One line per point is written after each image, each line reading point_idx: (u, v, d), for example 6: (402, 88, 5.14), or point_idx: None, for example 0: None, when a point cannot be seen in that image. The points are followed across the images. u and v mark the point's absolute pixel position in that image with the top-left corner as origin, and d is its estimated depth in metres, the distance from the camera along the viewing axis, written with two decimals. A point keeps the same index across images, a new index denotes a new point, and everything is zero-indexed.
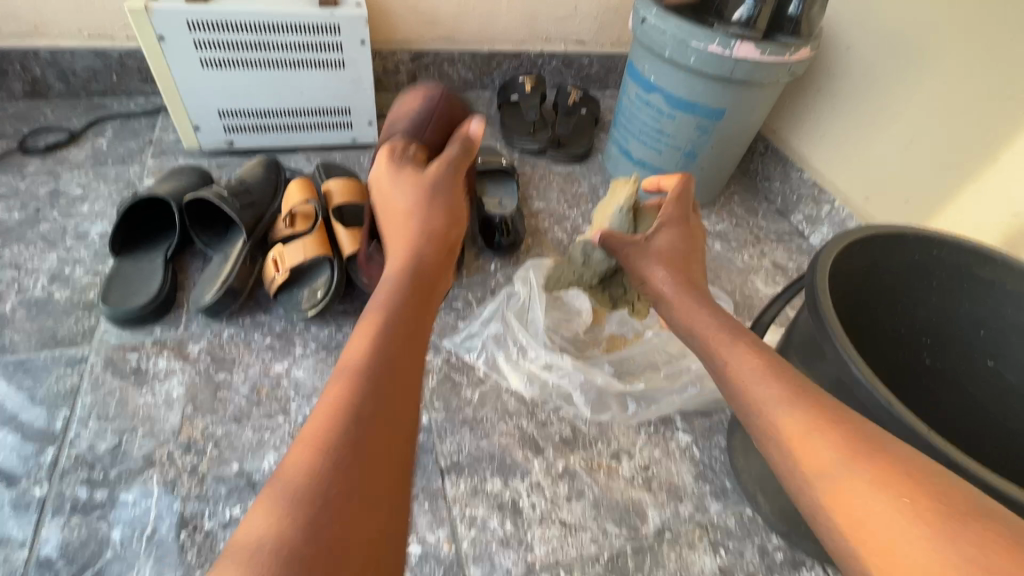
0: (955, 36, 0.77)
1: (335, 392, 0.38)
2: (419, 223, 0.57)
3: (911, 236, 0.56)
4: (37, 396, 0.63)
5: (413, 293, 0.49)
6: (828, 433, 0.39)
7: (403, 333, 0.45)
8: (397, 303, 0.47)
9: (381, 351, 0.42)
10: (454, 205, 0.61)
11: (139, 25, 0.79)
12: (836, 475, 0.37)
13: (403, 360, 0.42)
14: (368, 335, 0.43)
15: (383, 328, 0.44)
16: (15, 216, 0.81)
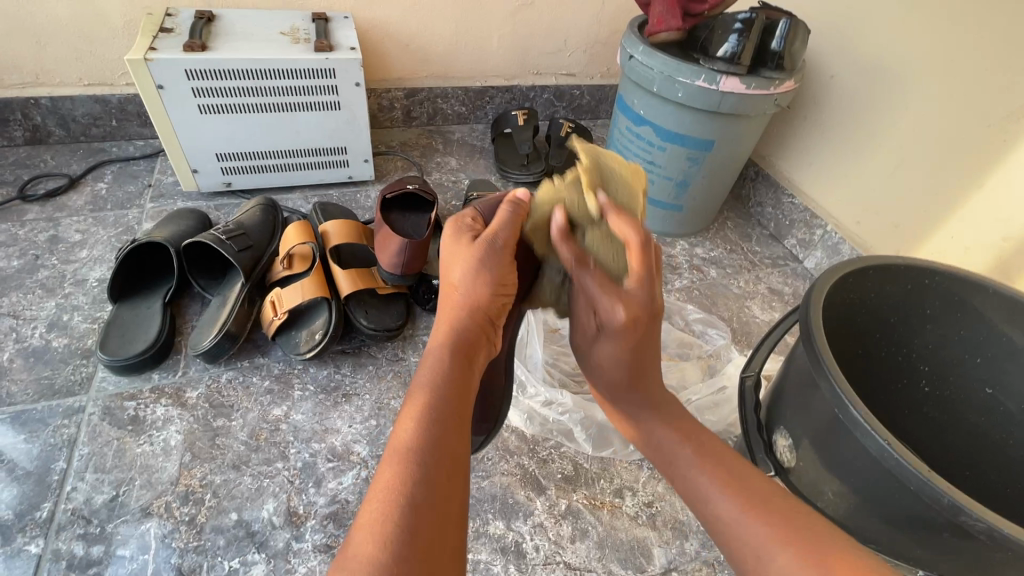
0: (933, 67, 0.80)
1: (385, 476, 0.35)
2: (474, 293, 0.48)
3: (902, 266, 0.57)
4: (34, 448, 0.62)
5: (464, 361, 0.44)
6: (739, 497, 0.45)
7: (454, 412, 0.40)
8: (448, 374, 0.42)
9: (434, 430, 0.38)
10: (511, 278, 0.51)
11: (138, 75, 0.81)
12: (757, 540, 0.41)
13: (456, 438, 0.39)
14: (423, 411, 0.39)
15: (435, 407, 0.39)
16: (14, 264, 0.82)
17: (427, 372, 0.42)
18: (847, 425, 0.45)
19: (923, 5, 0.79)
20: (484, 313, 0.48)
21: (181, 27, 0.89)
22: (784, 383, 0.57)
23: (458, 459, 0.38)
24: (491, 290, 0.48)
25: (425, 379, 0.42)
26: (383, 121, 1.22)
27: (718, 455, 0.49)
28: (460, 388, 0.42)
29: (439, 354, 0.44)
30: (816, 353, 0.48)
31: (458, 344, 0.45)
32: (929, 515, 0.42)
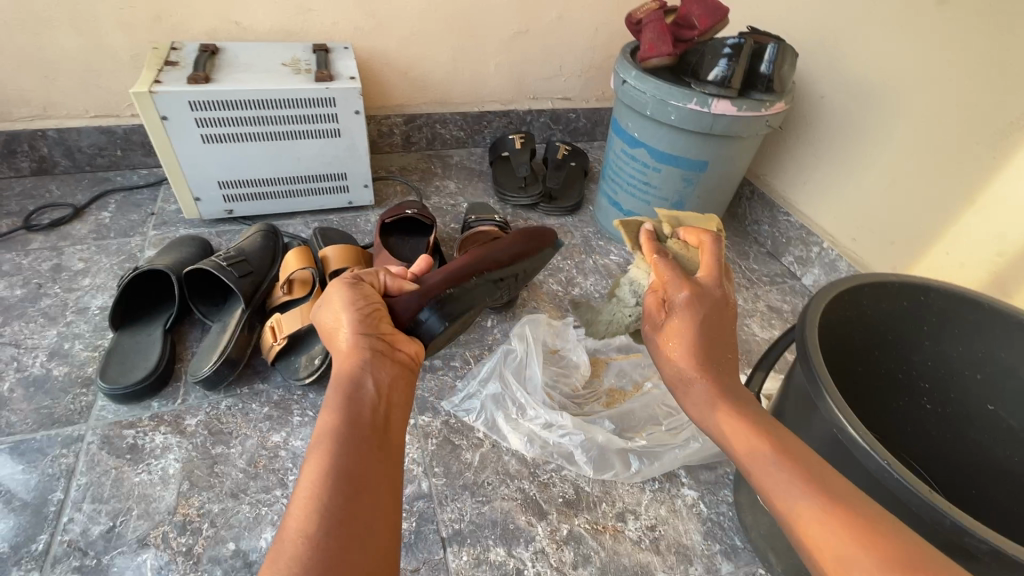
0: (922, 87, 0.81)
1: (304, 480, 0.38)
2: (351, 328, 0.50)
3: (897, 284, 0.57)
4: (31, 478, 0.62)
5: (364, 381, 0.46)
6: (795, 476, 0.41)
7: (354, 427, 0.42)
8: (344, 406, 0.43)
9: (339, 441, 0.40)
10: (376, 299, 0.54)
11: (142, 106, 0.82)
12: (807, 520, 0.39)
13: (362, 456, 0.40)
14: (322, 440, 0.40)
15: (338, 434, 0.41)
16: (17, 293, 0.83)
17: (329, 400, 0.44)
18: (846, 444, 0.45)
19: (909, 28, 0.81)
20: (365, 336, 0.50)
21: (185, 60, 0.91)
22: (783, 403, 0.57)
23: (369, 477, 0.39)
24: (356, 320, 0.50)
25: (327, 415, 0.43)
26: (383, 147, 1.24)
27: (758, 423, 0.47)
28: (358, 413, 0.43)
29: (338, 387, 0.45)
30: (812, 372, 0.47)
31: (348, 372, 0.47)
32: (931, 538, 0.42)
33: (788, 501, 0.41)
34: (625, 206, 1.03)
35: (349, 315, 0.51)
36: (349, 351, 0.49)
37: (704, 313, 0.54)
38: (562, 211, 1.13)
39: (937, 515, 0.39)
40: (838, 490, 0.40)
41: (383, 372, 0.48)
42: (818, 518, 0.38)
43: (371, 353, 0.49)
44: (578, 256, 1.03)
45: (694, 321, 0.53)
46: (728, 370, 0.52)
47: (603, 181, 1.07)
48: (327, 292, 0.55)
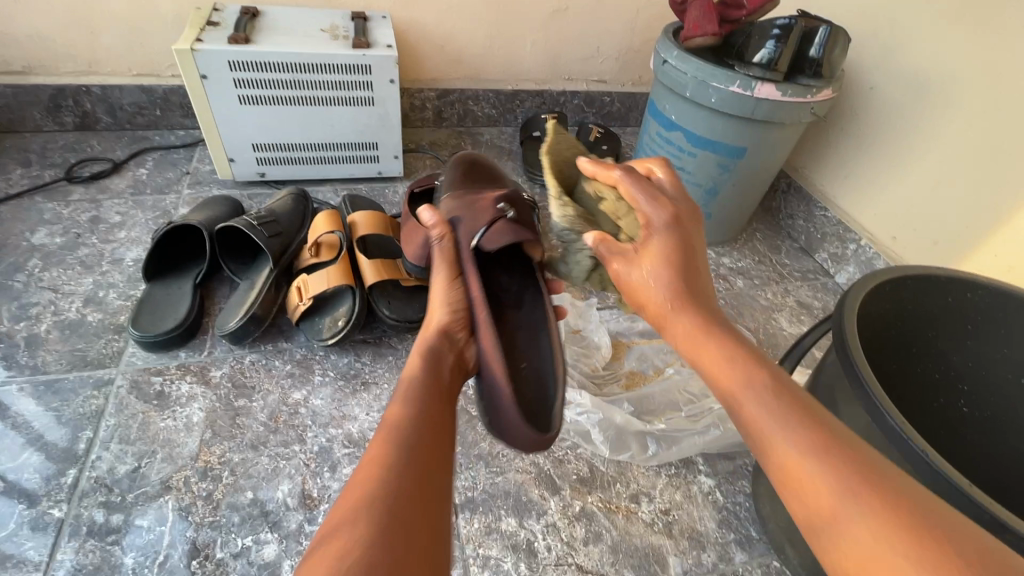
0: (980, 79, 0.77)
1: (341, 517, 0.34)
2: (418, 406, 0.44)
3: (943, 280, 0.55)
4: (63, 416, 0.64)
5: (433, 390, 0.46)
6: (800, 434, 0.38)
7: (428, 446, 0.40)
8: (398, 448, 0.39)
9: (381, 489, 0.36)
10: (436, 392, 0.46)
11: (184, 63, 0.84)
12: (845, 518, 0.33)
13: (425, 469, 0.38)
14: (391, 444, 0.39)
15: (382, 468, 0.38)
16: (57, 241, 0.85)
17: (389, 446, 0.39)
18: (883, 435, 0.43)
19: (973, 15, 0.77)
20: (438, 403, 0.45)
21: (227, 21, 0.92)
22: (813, 393, 0.55)
23: (431, 491, 0.37)
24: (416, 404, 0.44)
25: (392, 416, 0.42)
26: (414, 121, 1.24)
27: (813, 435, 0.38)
28: (434, 425, 0.42)
29: (405, 395, 0.44)
30: (848, 360, 0.46)
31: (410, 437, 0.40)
32: None
33: (822, 488, 0.35)
34: None
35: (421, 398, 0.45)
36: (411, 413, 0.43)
37: (676, 254, 0.52)
38: None
39: (975, 510, 0.38)
40: (837, 434, 0.38)
41: (443, 381, 0.48)
42: (860, 511, 0.33)
43: (427, 364, 0.48)
44: None
45: (661, 270, 0.51)
46: (692, 273, 0.52)
47: None
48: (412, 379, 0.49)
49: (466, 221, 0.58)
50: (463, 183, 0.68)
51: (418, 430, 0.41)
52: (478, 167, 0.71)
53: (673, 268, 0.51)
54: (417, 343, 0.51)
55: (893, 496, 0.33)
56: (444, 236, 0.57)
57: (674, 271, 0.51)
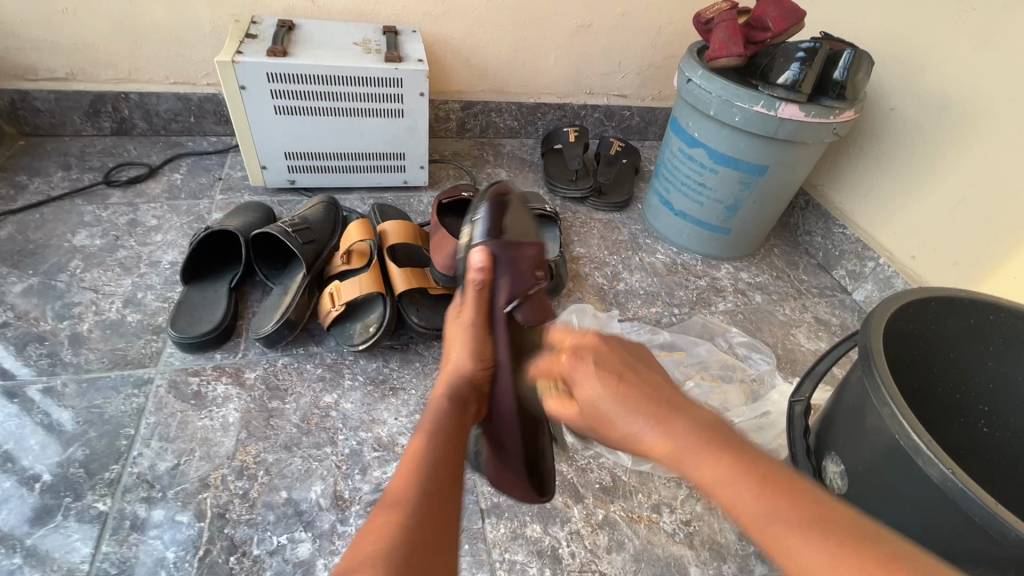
0: (1002, 103, 0.78)
1: (381, 524, 0.37)
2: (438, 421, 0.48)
3: (965, 301, 0.56)
4: (106, 413, 0.66)
5: (455, 434, 0.48)
6: (728, 461, 0.36)
7: (445, 486, 0.42)
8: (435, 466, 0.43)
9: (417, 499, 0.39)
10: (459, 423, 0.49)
11: (224, 75, 0.87)
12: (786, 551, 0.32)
13: (437, 506, 0.40)
14: (413, 482, 0.41)
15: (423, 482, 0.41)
16: (97, 242, 0.88)
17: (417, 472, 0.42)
18: (908, 451, 0.44)
19: (996, 41, 0.79)
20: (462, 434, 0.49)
21: (264, 34, 0.95)
22: (836, 410, 0.56)
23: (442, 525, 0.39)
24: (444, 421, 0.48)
25: (415, 451, 0.44)
26: (438, 131, 1.26)
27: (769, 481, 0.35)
28: (449, 462, 0.44)
29: (427, 432, 0.46)
30: (874, 378, 0.47)
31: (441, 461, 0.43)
32: (991, 550, 0.41)
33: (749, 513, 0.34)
34: (677, 206, 1.02)
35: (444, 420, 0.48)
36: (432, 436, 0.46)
37: (593, 355, 0.47)
38: (611, 207, 1.13)
39: (1003, 529, 0.39)
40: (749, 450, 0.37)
41: (464, 423, 0.50)
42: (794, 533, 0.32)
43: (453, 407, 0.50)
44: (624, 252, 1.04)
45: (588, 382, 0.46)
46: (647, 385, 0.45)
47: (656, 180, 1.07)
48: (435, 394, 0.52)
49: (510, 279, 0.57)
50: (497, 226, 0.60)
51: (438, 468, 0.43)
52: (512, 207, 0.64)
53: (608, 373, 0.46)
54: (441, 387, 0.53)
55: (820, 517, 0.32)
56: (484, 284, 0.57)
57: (628, 405, 0.43)
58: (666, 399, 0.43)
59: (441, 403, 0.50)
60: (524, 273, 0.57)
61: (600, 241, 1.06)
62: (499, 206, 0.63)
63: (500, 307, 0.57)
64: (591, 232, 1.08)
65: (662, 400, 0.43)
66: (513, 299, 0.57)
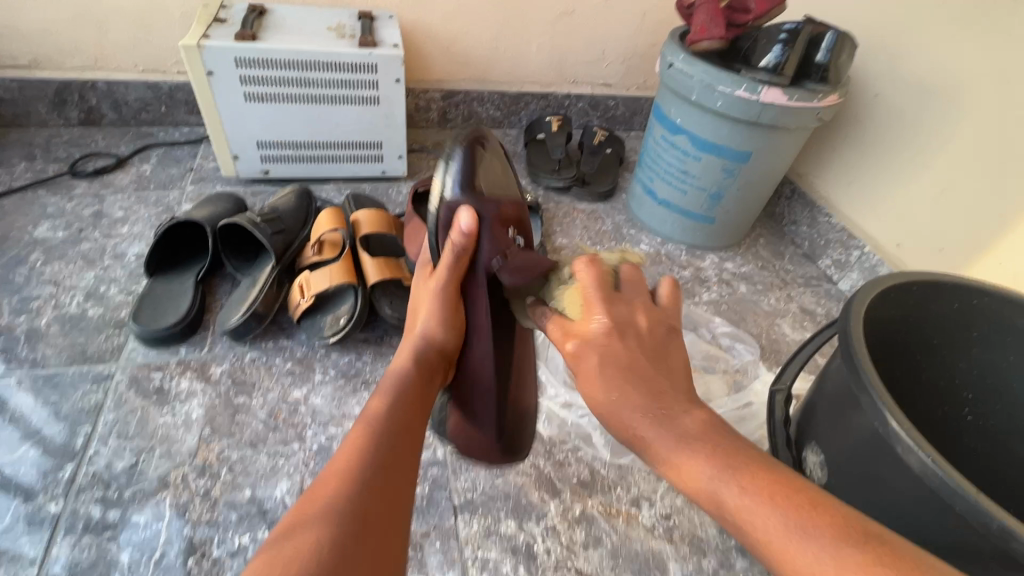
0: (987, 86, 0.77)
1: (330, 485, 0.38)
2: (397, 386, 0.48)
3: (949, 285, 0.54)
4: (61, 411, 0.64)
5: (414, 403, 0.47)
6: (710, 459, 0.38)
7: (402, 436, 0.43)
8: (392, 435, 0.43)
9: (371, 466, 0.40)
10: (423, 395, 0.49)
11: (190, 60, 0.84)
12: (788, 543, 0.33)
13: (397, 474, 0.40)
14: (361, 452, 0.40)
15: (381, 443, 0.42)
16: (60, 235, 0.85)
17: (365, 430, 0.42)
18: (887, 438, 0.43)
19: (981, 23, 0.77)
20: (423, 402, 0.49)
21: (234, 19, 0.92)
22: (816, 400, 0.55)
23: (400, 492, 0.40)
24: (401, 389, 0.48)
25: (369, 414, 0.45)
26: (419, 121, 1.24)
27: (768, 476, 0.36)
28: (411, 429, 0.45)
29: (386, 397, 0.47)
30: (853, 363, 0.45)
31: (393, 429, 0.43)
32: (973, 540, 0.40)
33: (728, 502, 0.36)
34: (660, 195, 1.00)
35: (398, 388, 0.48)
36: (393, 408, 0.45)
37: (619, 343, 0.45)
38: (594, 197, 1.11)
39: (983, 517, 0.37)
40: (737, 445, 0.39)
41: (427, 386, 0.51)
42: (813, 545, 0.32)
43: (415, 373, 0.50)
44: (607, 242, 1.02)
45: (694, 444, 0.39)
46: (649, 373, 0.44)
47: (640, 168, 1.05)
48: (399, 360, 0.52)
49: (491, 240, 0.53)
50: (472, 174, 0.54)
51: (396, 431, 0.43)
52: (487, 158, 0.57)
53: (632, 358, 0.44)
54: (404, 352, 0.53)
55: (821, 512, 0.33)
56: (465, 252, 0.53)
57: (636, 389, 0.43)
58: (664, 393, 0.43)
59: (402, 371, 0.50)
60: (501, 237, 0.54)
61: (583, 231, 1.04)
62: (471, 157, 0.55)
63: (481, 265, 0.54)
64: (574, 223, 1.06)
65: (663, 397, 0.43)
66: (494, 259, 0.53)
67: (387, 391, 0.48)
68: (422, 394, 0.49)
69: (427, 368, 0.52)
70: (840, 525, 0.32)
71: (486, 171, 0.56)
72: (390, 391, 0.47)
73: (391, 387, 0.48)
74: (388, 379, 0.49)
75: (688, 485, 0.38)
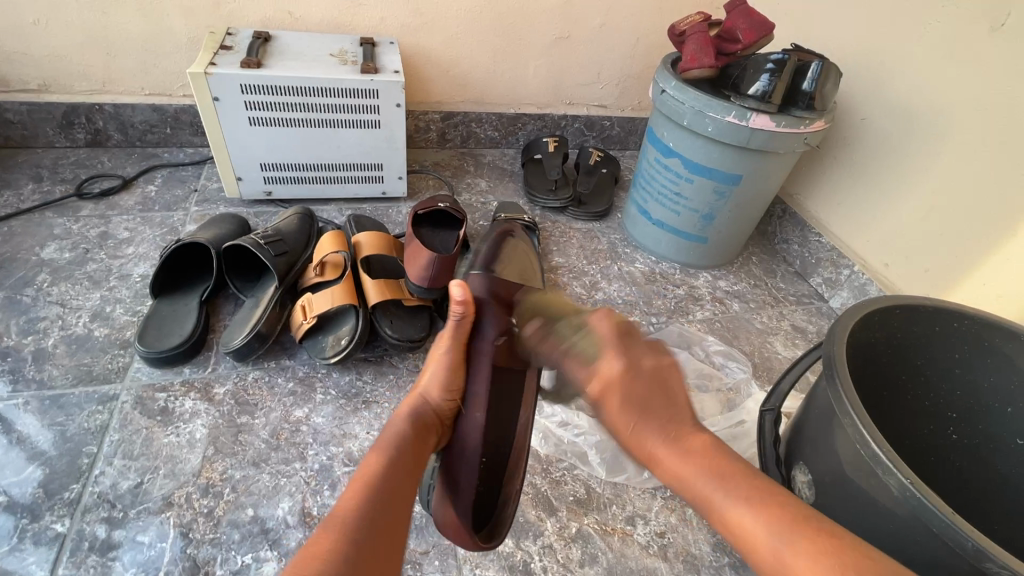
0: (967, 114, 0.80)
1: (322, 542, 0.39)
2: (394, 441, 0.49)
3: (930, 309, 0.56)
4: (67, 431, 0.65)
5: (410, 464, 0.48)
6: (716, 475, 0.43)
7: (395, 499, 0.44)
8: (383, 497, 0.44)
9: (362, 529, 0.40)
10: (416, 455, 0.50)
11: (197, 86, 0.86)
12: (765, 542, 0.39)
13: (384, 540, 0.41)
14: (354, 510, 0.42)
15: (372, 503, 0.43)
16: (66, 256, 0.87)
17: (361, 487, 0.43)
18: (869, 461, 0.44)
19: (960, 54, 0.80)
20: (416, 463, 0.49)
21: (239, 46, 0.95)
22: (804, 421, 0.57)
23: (385, 558, 0.40)
24: (397, 446, 0.49)
25: (367, 469, 0.46)
26: (419, 142, 1.26)
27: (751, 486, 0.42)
28: (404, 492, 0.46)
29: (383, 454, 0.47)
30: (836, 387, 0.47)
31: (384, 490, 0.44)
32: (952, 560, 0.41)
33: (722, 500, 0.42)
34: (654, 215, 1.03)
35: (396, 444, 0.49)
36: (387, 465, 0.46)
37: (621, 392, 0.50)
38: (590, 216, 1.13)
39: (960, 538, 0.39)
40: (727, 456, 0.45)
41: (422, 447, 0.51)
42: (785, 541, 0.38)
43: (411, 431, 0.51)
44: (602, 261, 1.04)
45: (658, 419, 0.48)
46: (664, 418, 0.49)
47: (634, 189, 1.07)
48: (398, 414, 0.53)
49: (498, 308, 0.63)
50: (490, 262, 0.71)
51: (389, 492, 0.44)
52: (510, 251, 0.74)
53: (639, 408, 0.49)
54: (404, 408, 0.54)
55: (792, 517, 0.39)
56: (465, 319, 0.58)
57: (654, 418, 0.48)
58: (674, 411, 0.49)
59: (400, 427, 0.51)
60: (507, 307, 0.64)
61: (579, 250, 1.06)
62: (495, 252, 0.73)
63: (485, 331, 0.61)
64: (570, 242, 1.08)
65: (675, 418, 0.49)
66: (504, 331, 0.61)
67: (383, 445, 0.48)
68: (416, 454, 0.50)
69: (422, 426, 0.53)
70: (807, 531, 0.38)
71: (509, 253, 0.73)
72: (388, 446, 0.48)
73: (387, 442, 0.49)
74: (385, 433, 0.50)
75: (700, 496, 0.44)
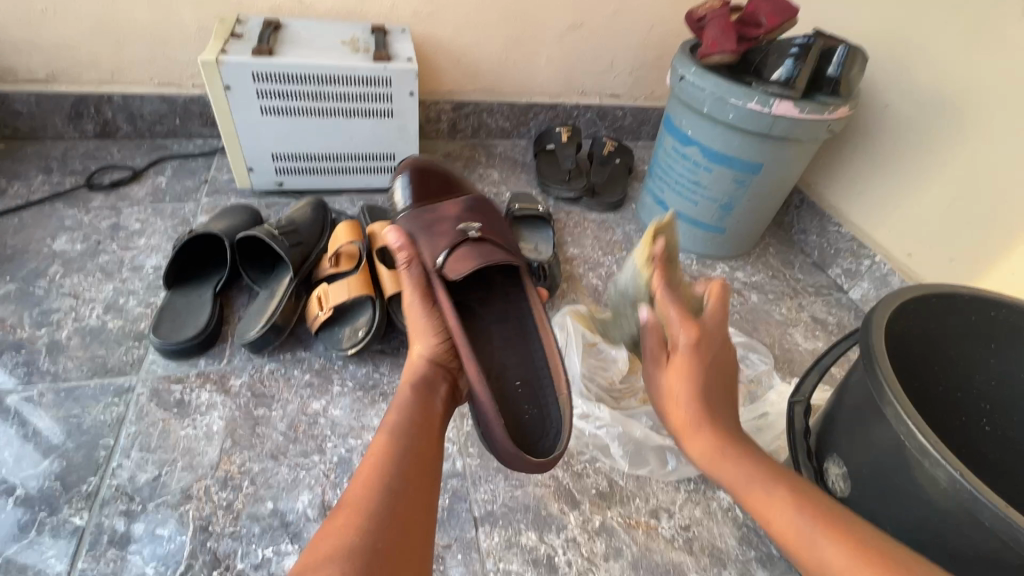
0: (996, 100, 0.78)
1: (343, 514, 0.41)
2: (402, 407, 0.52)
3: (967, 298, 0.55)
4: (83, 423, 0.64)
5: (422, 422, 0.51)
6: (754, 477, 0.50)
7: (410, 462, 0.46)
8: (400, 460, 0.46)
9: (381, 491, 0.43)
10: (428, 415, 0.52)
11: (208, 75, 0.85)
12: (804, 537, 0.44)
13: (407, 500, 0.43)
14: (373, 476, 0.44)
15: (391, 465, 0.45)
16: (77, 247, 0.86)
17: (376, 455, 0.46)
18: (913, 452, 0.43)
19: (989, 38, 0.78)
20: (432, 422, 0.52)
21: (250, 33, 0.93)
22: (835, 411, 0.55)
23: (411, 512, 0.43)
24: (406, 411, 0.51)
25: (382, 438, 0.48)
26: (429, 132, 1.25)
27: (776, 479, 0.49)
28: (421, 448, 0.48)
29: (393, 421, 0.50)
30: (876, 376, 0.46)
31: (400, 451, 0.46)
32: (1001, 554, 0.40)
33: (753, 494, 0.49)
34: (670, 205, 1.01)
35: (404, 410, 0.51)
36: (402, 431, 0.49)
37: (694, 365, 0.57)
38: (604, 206, 1.12)
39: (1014, 534, 0.37)
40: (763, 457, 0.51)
41: (434, 407, 0.54)
42: (817, 531, 0.44)
43: (418, 393, 0.54)
44: (618, 252, 1.03)
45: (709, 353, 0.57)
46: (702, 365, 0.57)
47: (650, 179, 1.06)
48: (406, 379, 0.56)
49: (473, 260, 0.61)
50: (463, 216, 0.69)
51: (406, 454, 0.46)
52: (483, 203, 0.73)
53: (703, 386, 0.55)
54: (409, 373, 0.57)
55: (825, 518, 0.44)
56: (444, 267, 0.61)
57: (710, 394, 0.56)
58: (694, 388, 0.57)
59: (407, 393, 0.54)
60: (482, 255, 0.62)
61: (594, 241, 1.05)
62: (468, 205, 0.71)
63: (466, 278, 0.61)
64: (585, 233, 1.06)
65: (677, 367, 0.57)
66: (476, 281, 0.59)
67: (393, 415, 0.51)
68: (427, 415, 0.52)
69: (428, 384, 0.55)
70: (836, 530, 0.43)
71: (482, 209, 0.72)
72: (398, 413, 0.51)
73: (397, 410, 0.52)
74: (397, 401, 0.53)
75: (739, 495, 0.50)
